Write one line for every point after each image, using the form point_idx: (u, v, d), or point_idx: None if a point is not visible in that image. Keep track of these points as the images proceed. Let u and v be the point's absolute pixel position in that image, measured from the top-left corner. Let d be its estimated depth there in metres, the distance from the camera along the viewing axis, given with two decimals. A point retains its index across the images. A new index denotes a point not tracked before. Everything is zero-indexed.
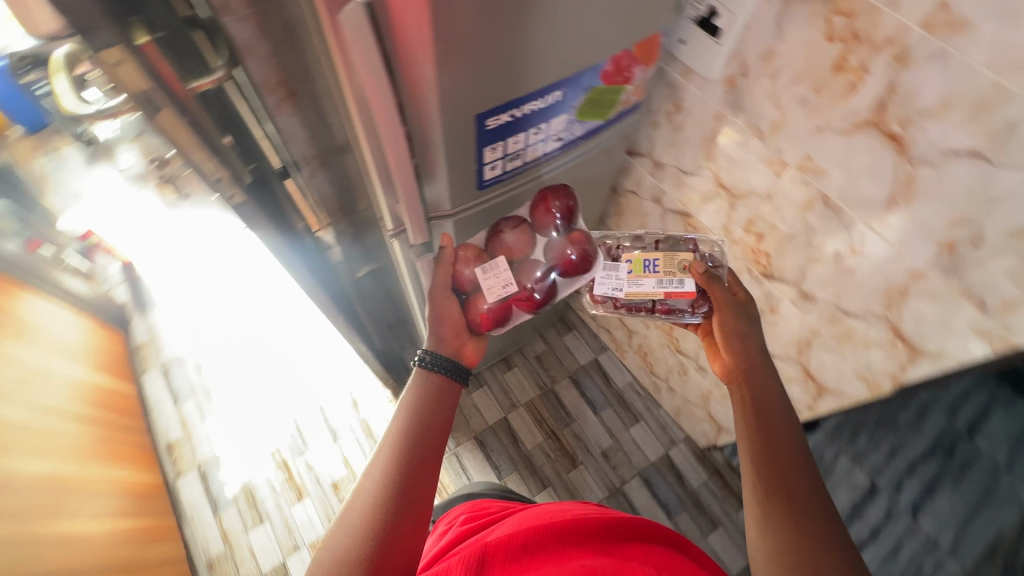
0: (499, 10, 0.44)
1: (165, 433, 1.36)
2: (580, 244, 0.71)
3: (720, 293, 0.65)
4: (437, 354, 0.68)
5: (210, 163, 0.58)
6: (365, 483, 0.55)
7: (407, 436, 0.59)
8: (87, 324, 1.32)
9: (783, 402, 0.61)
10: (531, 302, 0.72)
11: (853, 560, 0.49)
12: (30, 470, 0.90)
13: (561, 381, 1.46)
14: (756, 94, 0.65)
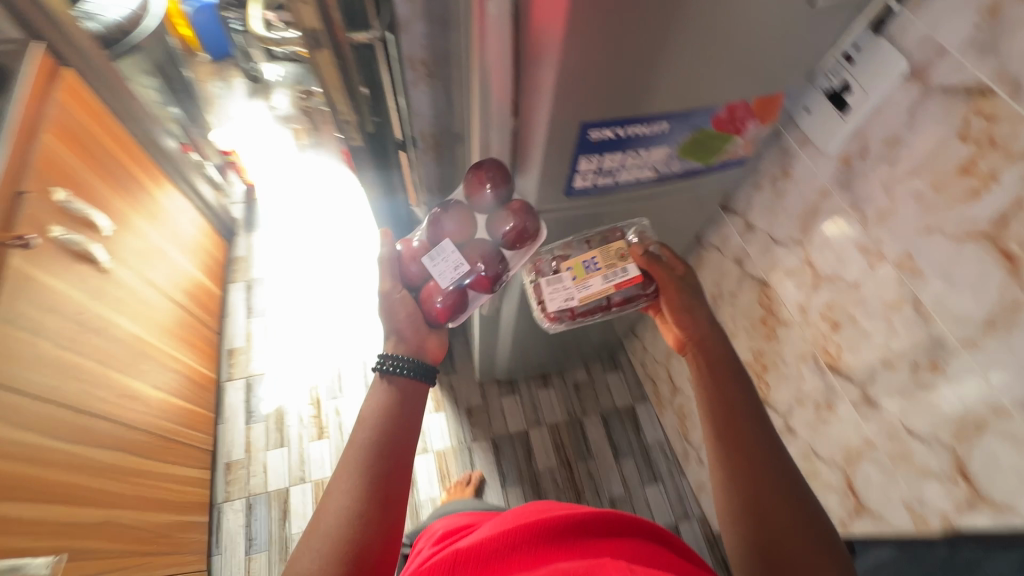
0: (632, 31, 0.47)
1: (231, 339, 1.49)
2: (520, 213, 0.67)
3: (662, 272, 0.67)
4: (398, 358, 0.61)
5: None
6: (336, 482, 0.51)
7: (369, 446, 0.53)
8: (204, 226, 1.49)
9: (740, 385, 0.59)
10: (487, 281, 0.71)
11: (807, 509, 0.51)
12: (123, 326, 1.04)
13: (591, 415, 1.44)
14: (870, 179, 0.63)
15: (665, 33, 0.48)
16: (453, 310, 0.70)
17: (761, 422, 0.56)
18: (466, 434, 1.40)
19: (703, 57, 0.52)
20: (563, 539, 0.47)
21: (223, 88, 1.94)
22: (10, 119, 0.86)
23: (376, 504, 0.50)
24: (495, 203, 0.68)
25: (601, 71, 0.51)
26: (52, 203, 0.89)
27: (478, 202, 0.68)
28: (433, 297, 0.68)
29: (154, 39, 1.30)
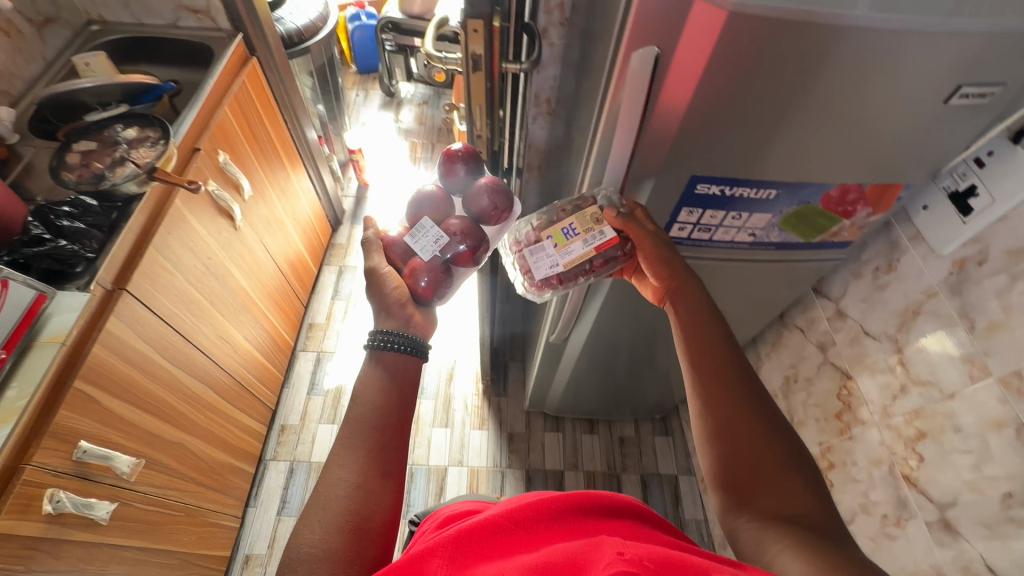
0: (761, 96, 0.51)
1: (314, 314, 1.62)
2: (493, 186, 0.74)
3: (639, 232, 0.62)
4: (388, 333, 0.63)
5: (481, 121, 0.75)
6: (342, 454, 0.53)
7: (364, 420, 0.56)
8: (318, 210, 1.65)
9: (719, 333, 0.59)
10: (470, 253, 0.74)
11: (781, 446, 0.52)
12: (237, 277, 1.17)
13: (630, 474, 1.40)
14: (984, 286, 0.61)
15: (792, 102, 0.51)
16: (438, 284, 0.71)
17: (737, 365, 0.56)
18: (503, 458, 1.41)
19: (825, 132, 0.54)
20: (558, 518, 0.48)
21: (362, 97, 2.18)
22: (204, 89, 1.03)
23: (375, 477, 0.53)
24: (468, 179, 0.77)
25: (723, 127, 0.54)
26: (215, 162, 1.05)
27: (453, 182, 0.77)
28: (419, 273, 0.70)
29: (321, 46, 1.51)
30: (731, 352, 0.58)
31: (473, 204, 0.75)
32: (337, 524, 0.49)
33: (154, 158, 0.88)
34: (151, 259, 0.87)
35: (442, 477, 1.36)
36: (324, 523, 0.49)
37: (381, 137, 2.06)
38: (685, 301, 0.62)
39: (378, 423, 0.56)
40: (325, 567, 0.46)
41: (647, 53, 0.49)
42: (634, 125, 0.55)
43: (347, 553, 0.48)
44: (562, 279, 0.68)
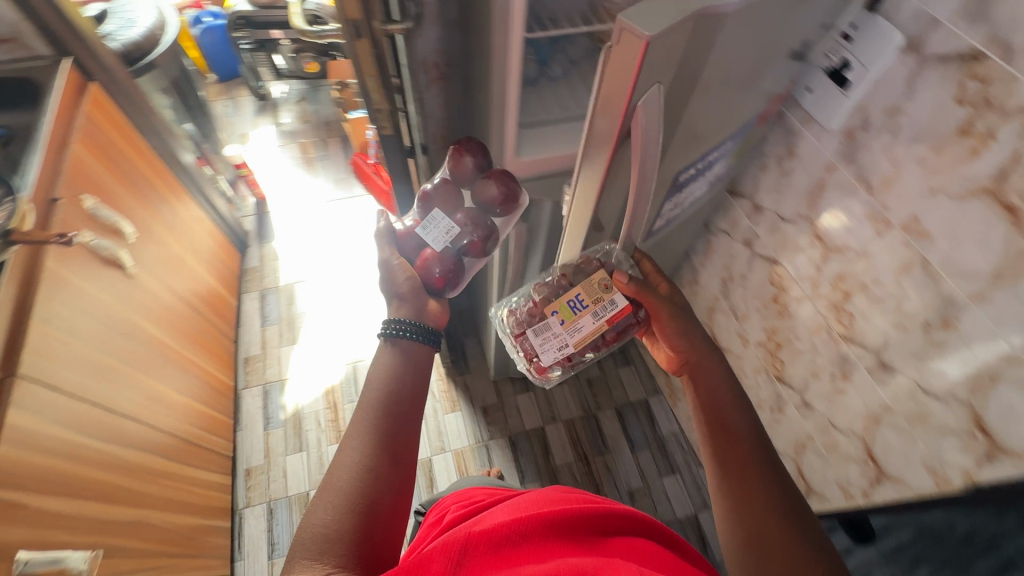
0: (735, 67, 0.52)
1: (247, 347, 1.50)
2: (500, 178, 0.69)
3: (654, 299, 0.67)
4: (400, 321, 0.67)
5: (379, 94, 0.75)
6: (354, 440, 0.57)
7: (378, 408, 0.59)
8: (217, 236, 1.50)
9: (743, 414, 0.63)
10: (480, 240, 0.72)
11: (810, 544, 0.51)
12: (148, 329, 1.05)
13: (605, 410, 1.45)
14: (873, 148, 0.67)
15: (754, 58, 0.53)
16: (449, 273, 0.72)
17: (756, 443, 0.59)
18: (483, 432, 1.41)
19: (756, 72, 0.57)
20: (575, 536, 0.48)
21: (231, 107, 1.99)
22: (41, 128, 0.89)
23: (386, 462, 0.55)
24: (477, 172, 0.73)
25: (709, 103, 0.54)
26: (82, 210, 0.91)
27: (461, 176, 0.73)
28: (429, 263, 0.71)
29: (170, 57, 1.35)
30: (750, 434, 0.61)
31: (481, 196, 0.70)
32: (347, 507, 0.51)
33: (4, 219, 0.76)
34: (40, 334, 0.76)
35: (428, 468, 1.34)
36: (334, 509, 0.51)
37: (265, 146, 1.89)
38: (707, 382, 0.66)
39: (389, 417, 0.59)
40: (337, 547, 0.48)
41: (653, 92, 0.45)
42: (653, 162, 0.51)
43: (357, 535, 0.50)
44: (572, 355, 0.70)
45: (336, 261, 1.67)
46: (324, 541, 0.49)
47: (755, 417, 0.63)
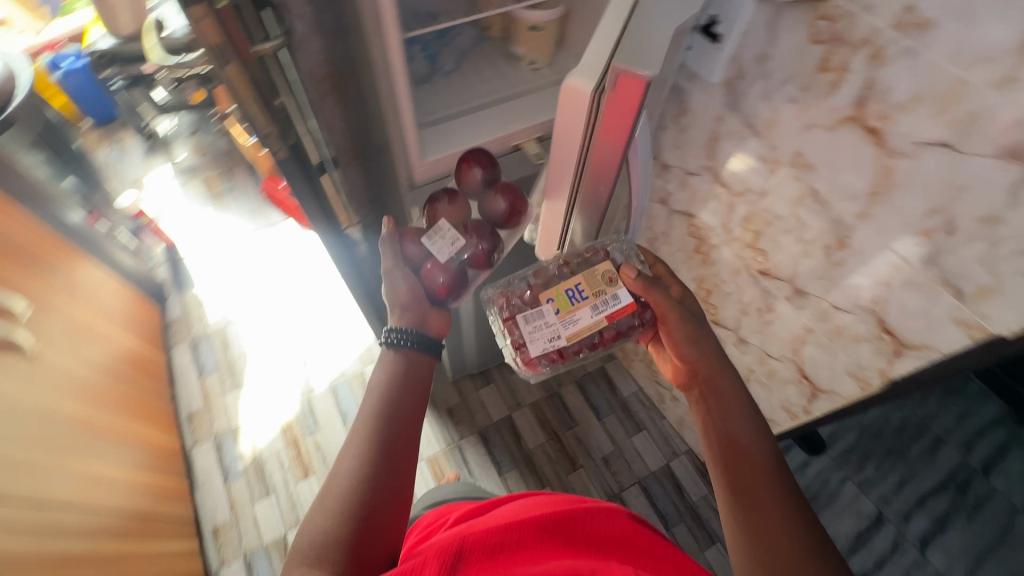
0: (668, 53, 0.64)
1: (187, 403, 1.41)
2: (509, 192, 0.74)
3: (659, 295, 0.68)
4: (403, 329, 0.70)
5: (263, 118, 0.62)
6: (347, 449, 0.60)
7: (379, 416, 0.62)
8: (127, 293, 1.39)
9: (755, 436, 0.62)
10: (483, 253, 0.74)
11: (808, 552, 0.52)
12: (67, 409, 0.97)
13: (566, 385, 1.48)
14: (752, 94, 0.71)
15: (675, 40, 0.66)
16: (453, 284, 0.75)
17: (774, 472, 0.58)
18: (453, 433, 1.40)
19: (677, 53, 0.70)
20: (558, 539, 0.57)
21: (117, 151, 1.84)
22: None
23: (384, 474, 0.58)
24: (484, 184, 0.73)
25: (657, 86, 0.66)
26: None
27: (470, 189, 0.73)
28: (434, 274, 0.73)
29: (28, 110, 1.22)
30: (768, 462, 0.59)
31: (490, 209, 0.74)
32: (342, 515, 0.54)
33: None
34: None
35: None
36: (335, 520, 0.54)
37: (164, 189, 1.77)
38: (722, 401, 0.65)
39: (391, 431, 0.61)
40: (332, 554, 0.52)
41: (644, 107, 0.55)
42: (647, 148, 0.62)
43: (355, 545, 0.53)
44: (564, 350, 0.71)
45: (268, 294, 1.59)
46: (321, 557, 0.51)
47: (763, 422, 0.64)
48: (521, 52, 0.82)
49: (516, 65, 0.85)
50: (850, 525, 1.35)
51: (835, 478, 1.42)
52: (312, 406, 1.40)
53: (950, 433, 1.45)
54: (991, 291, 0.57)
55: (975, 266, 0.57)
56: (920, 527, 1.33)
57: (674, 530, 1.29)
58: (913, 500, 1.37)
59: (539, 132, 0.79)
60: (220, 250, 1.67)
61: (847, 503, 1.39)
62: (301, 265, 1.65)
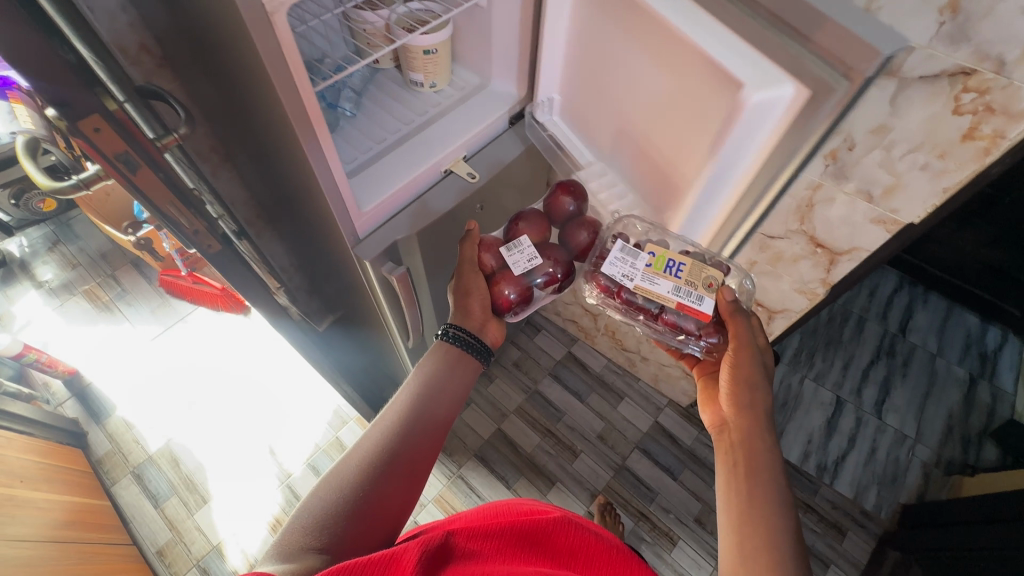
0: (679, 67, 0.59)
1: (153, 539, 1.24)
2: (592, 226, 0.78)
3: (743, 328, 0.66)
4: (460, 329, 0.74)
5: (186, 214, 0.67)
6: (373, 430, 0.65)
7: (408, 413, 0.66)
8: (39, 446, 1.19)
9: (774, 486, 0.57)
10: (556, 278, 0.78)
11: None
12: None
13: (542, 380, 1.50)
14: None
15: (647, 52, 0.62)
16: (518, 301, 0.76)
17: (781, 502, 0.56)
18: (450, 465, 1.37)
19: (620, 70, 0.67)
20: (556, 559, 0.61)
21: None
22: None
23: (404, 471, 0.62)
24: (574, 215, 0.79)
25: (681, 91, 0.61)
26: None
27: (559, 214, 0.79)
28: (504, 287, 0.75)
29: None
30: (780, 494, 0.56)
31: (573, 240, 0.78)
32: (346, 493, 0.58)
33: None
34: None
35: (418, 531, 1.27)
36: (340, 495, 0.58)
37: (40, 318, 1.53)
38: (755, 462, 0.59)
39: (419, 434, 0.65)
40: (324, 528, 0.55)
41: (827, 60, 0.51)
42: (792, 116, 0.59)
43: (348, 529, 0.56)
44: (622, 294, 0.71)
45: (212, 392, 1.44)
46: (318, 529, 0.55)
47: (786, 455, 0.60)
48: (419, 77, 0.80)
49: (416, 90, 0.83)
50: (819, 417, 1.48)
51: (794, 381, 1.55)
52: (296, 491, 1.29)
53: (867, 311, 1.66)
54: (895, 189, 0.66)
55: (878, 171, 0.65)
56: (872, 400, 1.51)
57: (682, 478, 1.37)
58: (859, 378, 1.54)
59: (463, 152, 0.79)
60: (133, 362, 1.49)
61: (810, 399, 1.51)
62: (235, 349, 1.51)
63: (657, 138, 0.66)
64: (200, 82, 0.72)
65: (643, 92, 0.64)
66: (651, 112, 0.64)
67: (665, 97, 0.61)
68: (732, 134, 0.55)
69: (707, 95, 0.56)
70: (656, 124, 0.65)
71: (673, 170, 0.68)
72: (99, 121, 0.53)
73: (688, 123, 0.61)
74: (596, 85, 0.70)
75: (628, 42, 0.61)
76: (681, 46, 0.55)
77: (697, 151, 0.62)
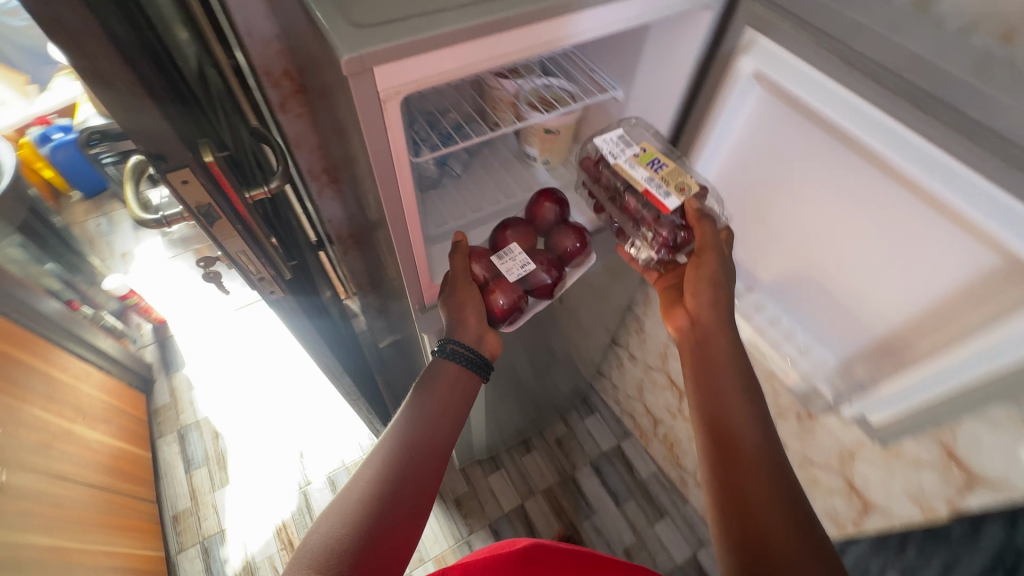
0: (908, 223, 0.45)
1: (173, 503, 1.29)
2: (579, 230, 0.70)
3: (709, 228, 0.57)
4: (459, 342, 0.64)
5: (255, 264, 0.50)
6: (371, 457, 0.56)
7: (410, 434, 0.58)
8: (110, 386, 1.29)
9: (746, 411, 0.53)
10: (548, 286, 0.68)
11: (779, 515, 0.46)
12: (35, 543, 0.86)
13: (582, 468, 1.38)
14: None
15: (862, 192, 0.48)
16: (511, 311, 0.66)
17: (755, 432, 0.51)
18: (461, 528, 1.29)
19: (812, 212, 0.53)
20: None
21: (105, 224, 1.75)
22: None
23: (408, 498, 0.54)
24: (559, 220, 0.71)
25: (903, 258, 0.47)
26: None
27: (542, 221, 0.71)
28: (498, 296, 0.65)
29: (14, 199, 1.13)
30: (757, 433, 0.52)
31: (560, 245, 0.69)
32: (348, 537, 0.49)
33: None
34: None
35: None
36: (342, 536, 0.49)
37: None
38: (719, 385, 0.55)
39: (423, 451, 0.57)
40: None
41: None
42: None
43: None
44: (601, 169, 0.63)
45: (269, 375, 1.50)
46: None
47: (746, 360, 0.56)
48: (534, 152, 0.76)
49: (528, 164, 0.79)
50: None
51: None
52: (310, 501, 1.29)
53: None
54: None
55: None
56: None
57: None
58: None
59: None
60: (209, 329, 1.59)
61: None
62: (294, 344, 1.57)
63: (865, 288, 0.52)
64: (321, 115, 0.73)
65: (853, 238, 0.50)
66: (859, 264, 0.51)
67: (887, 253, 0.48)
68: (1013, 328, 0.40)
69: (970, 266, 0.43)
70: (862, 278, 0.51)
71: (876, 334, 0.53)
72: (190, 178, 0.39)
73: (921, 291, 0.47)
74: (775, 213, 0.58)
75: (851, 181, 0.48)
76: (940, 204, 0.41)
77: (933, 323, 0.47)
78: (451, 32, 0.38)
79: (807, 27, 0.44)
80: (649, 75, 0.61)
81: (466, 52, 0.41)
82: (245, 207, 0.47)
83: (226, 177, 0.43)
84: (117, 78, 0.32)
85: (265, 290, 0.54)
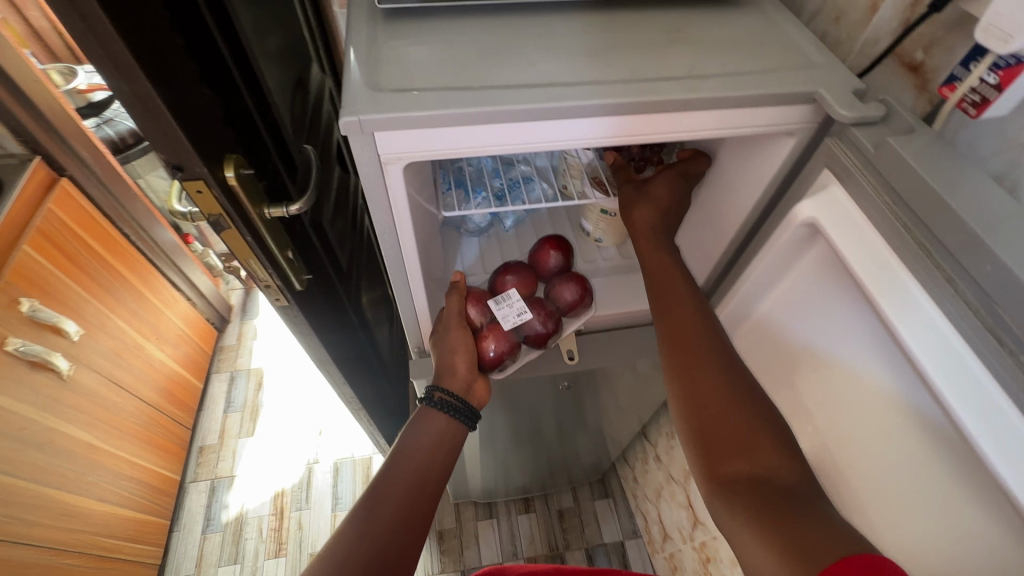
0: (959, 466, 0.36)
1: (203, 436, 1.42)
2: (582, 283, 0.65)
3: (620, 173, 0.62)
4: (447, 393, 0.60)
5: (264, 273, 0.52)
6: (356, 508, 0.52)
7: (394, 483, 0.54)
8: (191, 317, 1.45)
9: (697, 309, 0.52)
10: (544, 336, 0.64)
11: (744, 416, 0.45)
12: (74, 434, 0.98)
13: (574, 550, 1.28)
14: None
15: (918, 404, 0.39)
16: (502, 360, 0.63)
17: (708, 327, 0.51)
18: (435, 562, 1.26)
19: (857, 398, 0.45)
20: None
21: None
22: None
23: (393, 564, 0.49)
24: (562, 270, 0.67)
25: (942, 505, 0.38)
26: (17, 315, 0.88)
27: (544, 270, 0.67)
28: (489, 343, 0.61)
29: None
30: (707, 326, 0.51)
31: (560, 296, 0.64)
32: None
33: None
34: None
35: None
36: None
37: None
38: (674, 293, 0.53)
39: (408, 506, 0.53)
40: None
41: None
42: None
43: None
44: None
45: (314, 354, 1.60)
46: None
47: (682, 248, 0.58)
48: (589, 226, 0.73)
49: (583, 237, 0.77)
50: None
51: None
52: (310, 479, 1.34)
53: None
54: None
55: None
56: None
57: None
58: None
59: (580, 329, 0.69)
60: None
61: None
62: None
63: (891, 509, 0.42)
64: None
65: (887, 438, 0.42)
66: (888, 470, 0.42)
67: (921, 475, 0.39)
68: None
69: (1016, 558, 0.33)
70: (885, 488, 0.43)
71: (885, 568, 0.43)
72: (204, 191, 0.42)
73: (943, 541, 0.38)
74: (807, 373, 0.50)
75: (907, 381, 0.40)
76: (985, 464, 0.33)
77: None
78: (478, 112, 0.39)
79: (894, 196, 0.38)
80: (727, 183, 0.57)
81: (495, 134, 0.41)
82: (262, 225, 0.49)
83: (245, 195, 0.45)
84: (149, 95, 0.35)
85: (272, 295, 0.57)
